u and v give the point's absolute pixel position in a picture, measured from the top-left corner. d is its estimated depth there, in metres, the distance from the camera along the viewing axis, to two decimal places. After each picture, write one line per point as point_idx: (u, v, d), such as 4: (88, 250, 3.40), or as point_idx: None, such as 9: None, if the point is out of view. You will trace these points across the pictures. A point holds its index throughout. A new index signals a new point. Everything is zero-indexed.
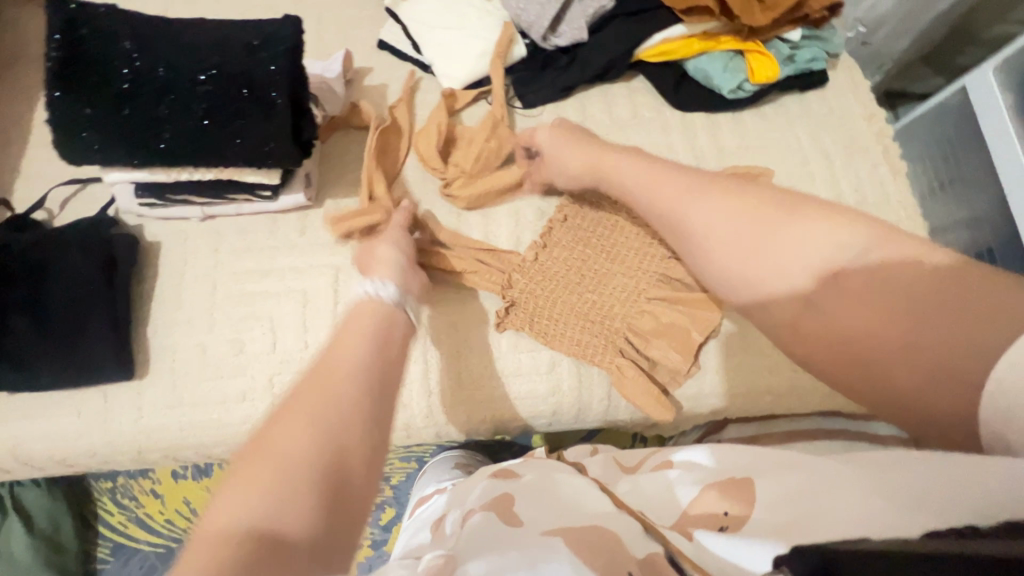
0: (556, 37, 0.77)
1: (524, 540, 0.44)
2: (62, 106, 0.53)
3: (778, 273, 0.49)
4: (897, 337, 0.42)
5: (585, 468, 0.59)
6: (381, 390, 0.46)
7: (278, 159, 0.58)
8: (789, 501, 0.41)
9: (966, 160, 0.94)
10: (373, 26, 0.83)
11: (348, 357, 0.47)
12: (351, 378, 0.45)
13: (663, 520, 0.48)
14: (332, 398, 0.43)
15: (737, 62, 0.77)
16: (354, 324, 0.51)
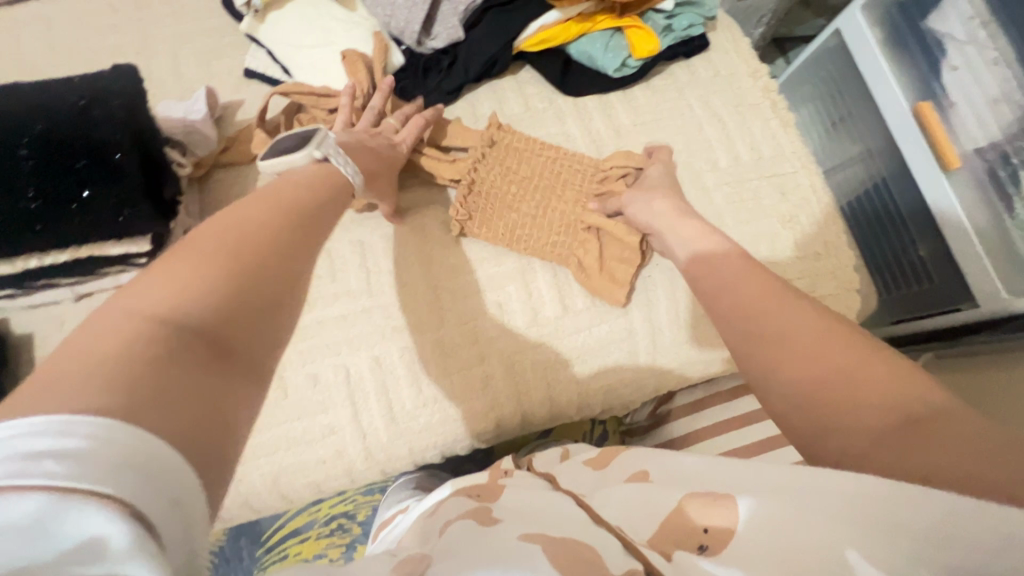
0: (431, 40, 0.74)
1: (495, 542, 0.41)
2: None
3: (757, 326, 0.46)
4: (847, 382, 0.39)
5: (556, 480, 0.57)
6: (301, 247, 0.43)
7: (136, 226, 0.53)
8: (773, 505, 0.37)
9: (850, 97, 0.98)
10: (236, 54, 0.77)
11: (270, 211, 0.44)
12: (272, 229, 0.42)
13: (640, 535, 0.43)
14: (247, 243, 0.39)
15: (617, 39, 0.76)
16: (283, 189, 0.48)
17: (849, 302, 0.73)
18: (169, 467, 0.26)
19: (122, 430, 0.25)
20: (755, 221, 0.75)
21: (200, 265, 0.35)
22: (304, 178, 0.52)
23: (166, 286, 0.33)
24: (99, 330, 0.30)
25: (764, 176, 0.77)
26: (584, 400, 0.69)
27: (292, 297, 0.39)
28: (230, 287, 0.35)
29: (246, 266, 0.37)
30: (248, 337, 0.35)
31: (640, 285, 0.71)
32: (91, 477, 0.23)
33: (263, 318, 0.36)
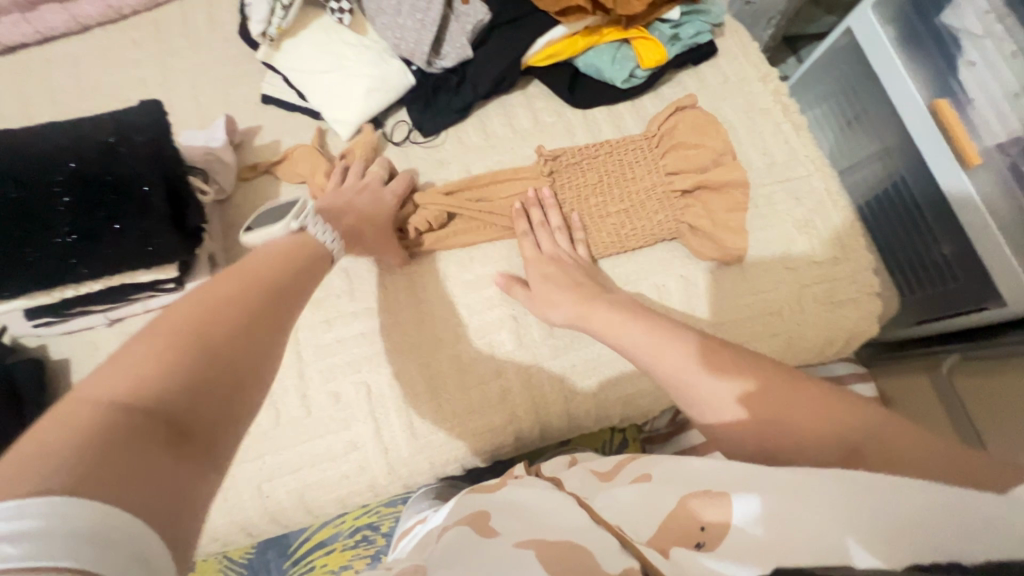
0: (440, 59, 0.75)
1: (498, 551, 0.42)
2: None
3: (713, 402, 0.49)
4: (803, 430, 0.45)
5: (562, 482, 0.58)
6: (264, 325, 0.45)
7: (165, 256, 0.55)
8: (777, 499, 0.37)
9: (865, 95, 0.96)
10: (253, 82, 0.79)
11: (237, 291, 0.46)
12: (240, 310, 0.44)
13: (640, 535, 0.44)
14: (212, 327, 0.41)
15: (624, 51, 0.76)
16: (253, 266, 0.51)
17: (868, 305, 0.72)
18: (132, 537, 0.28)
19: (75, 504, 0.27)
20: (769, 228, 0.74)
21: (162, 351, 0.37)
22: (277, 253, 0.55)
23: (127, 373, 0.35)
24: (65, 418, 0.32)
25: (776, 181, 0.76)
26: (602, 411, 0.70)
27: (257, 373, 0.42)
28: (193, 369, 0.37)
29: (209, 350, 0.40)
30: (210, 416, 0.37)
31: (655, 295, 0.71)
32: (53, 552, 0.26)
33: (223, 397, 0.38)
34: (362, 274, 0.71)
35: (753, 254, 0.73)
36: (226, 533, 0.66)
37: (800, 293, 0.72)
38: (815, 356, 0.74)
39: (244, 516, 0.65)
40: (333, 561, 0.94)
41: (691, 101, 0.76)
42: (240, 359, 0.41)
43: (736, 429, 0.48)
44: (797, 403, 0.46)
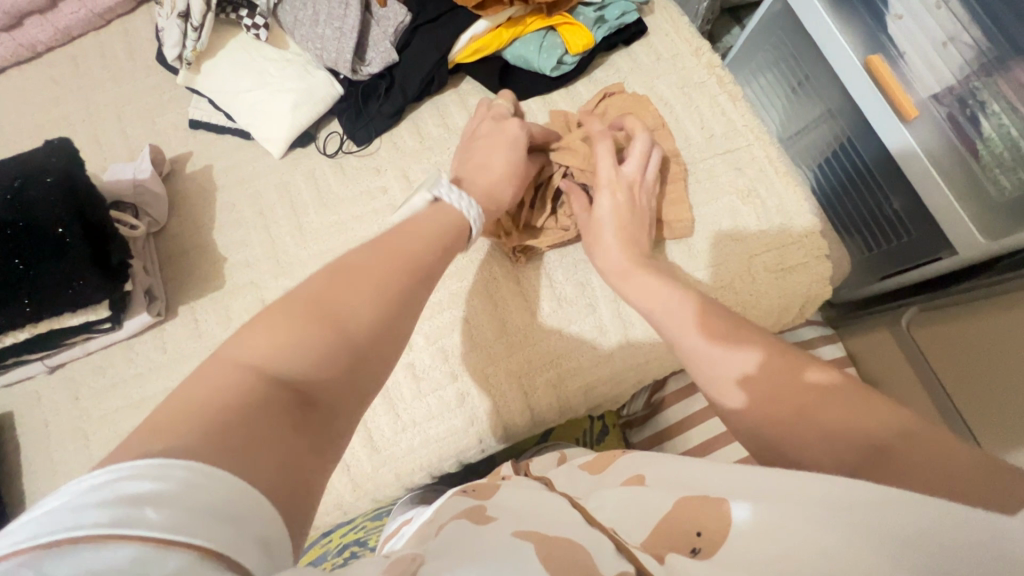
0: (365, 65, 0.74)
1: (494, 543, 0.41)
2: None
3: (718, 362, 0.51)
4: (826, 413, 0.43)
5: (553, 481, 0.56)
6: (404, 307, 0.44)
7: (90, 295, 0.55)
8: (767, 507, 0.37)
9: (805, 59, 0.96)
10: (179, 107, 0.77)
11: (379, 269, 0.45)
12: (383, 287, 0.44)
13: (635, 539, 0.42)
14: (363, 306, 0.42)
15: (551, 38, 0.75)
16: (406, 236, 0.50)
17: (819, 268, 0.72)
18: (250, 514, 0.27)
19: (206, 474, 0.27)
20: (712, 202, 0.74)
21: (302, 323, 0.38)
22: (438, 219, 0.55)
23: (269, 343, 0.37)
24: (206, 379, 0.33)
25: (717, 154, 0.76)
26: (564, 403, 0.69)
27: (380, 360, 0.41)
28: (338, 349, 0.38)
29: (340, 334, 0.39)
30: (346, 396, 0.38)
31: (604, 281, 0.70)
32: (182, 523, 0.24)
33: (360, 377, 0.39)
34: None
35: (699, 230, 0.73)
36: None
37: (750, 263, 0.72)
38: (774, 323, 0.74)
39: None
40: None
41: (618, 87, 0.76)
42: (365, 339, 0.40)
43: (744, 387, 0.49)
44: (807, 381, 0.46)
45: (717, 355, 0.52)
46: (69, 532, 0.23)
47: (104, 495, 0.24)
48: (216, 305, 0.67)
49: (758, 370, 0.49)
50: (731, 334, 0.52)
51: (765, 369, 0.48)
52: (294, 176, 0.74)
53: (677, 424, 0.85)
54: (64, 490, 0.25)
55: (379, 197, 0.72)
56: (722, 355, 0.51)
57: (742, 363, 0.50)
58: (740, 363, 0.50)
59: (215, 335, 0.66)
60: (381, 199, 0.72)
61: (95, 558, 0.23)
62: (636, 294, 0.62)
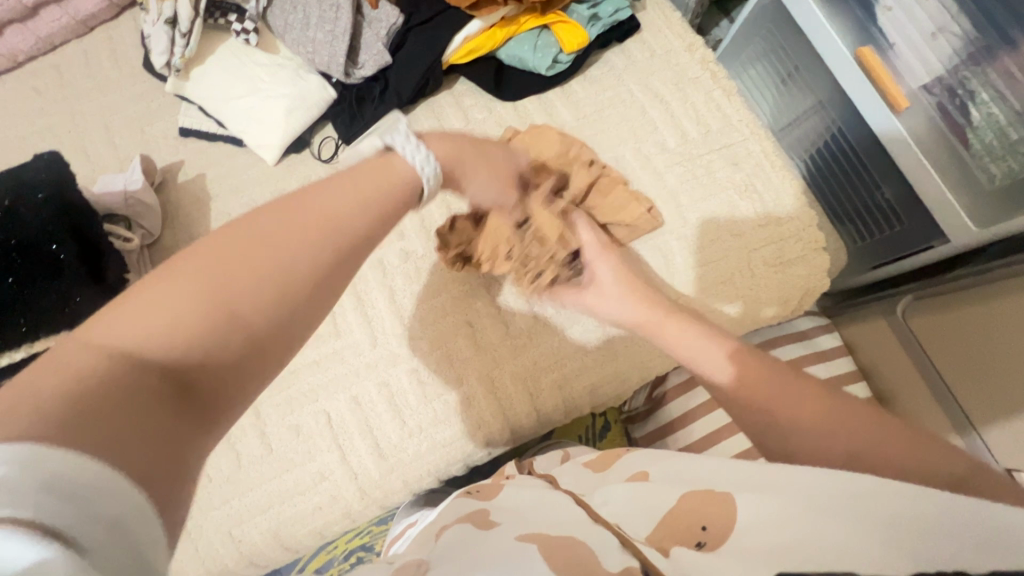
0: (358, 69, 0.73)
1: (501, 544, 0.41)
2: None
3: (751, 386, 0.50)
4: (877, 447, 0.42)
5: (556, 479, 0.56)
6: (335, 262, 0.38)
7: (87, 313, 0.54)
8: (770, 502, 0.37)
9: (795, 50, 0.96)
10: (168, 115, 0.76)
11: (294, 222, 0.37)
12: (310, 237, 0.37)
13: (638, 532, 0.41)
14: (266, 268, 0.35)
15: (545, 37, 0.75)
16: (357, 177, 0.42)
17: (817, 261, 0.73)
18: (105, 499, 0.25)
19: (44, 456, 0.24)
20: (710, 197, 0.74)
21: (194, 283, 0.33)
22: (383, 167, 0.45)
23: (146, 309, 0.31)
24: (65, 350, 0.29)
25: (714, 149, 0.76)
26: (569, 404, 0.69)
27: (291, 329, 0.35)
28: (228, 318, 0.33)
29: (234, 297, 0.33)
30: (236, 373, 0.33)
31: None
32: (13, 503, 0.23)
33: (261, 348, 0.34)
34: None
35: (697, 226, 0.73)
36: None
37: (749, 257, 0.72)
38: (775, 317, 0.74)
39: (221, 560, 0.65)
40: None
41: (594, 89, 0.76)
42: (274, 300, 0.34)
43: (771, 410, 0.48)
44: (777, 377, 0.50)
45: (704, 360, 0.55)
46: None
47: None
48: None
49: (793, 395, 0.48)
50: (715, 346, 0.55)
51: (752, 384, 0.50)
52: (289, 183, 0.73)
53: (680, 419, 0.85)
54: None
55: None
56: (747, 375, 0.51)
57: (770, 385, 0.49)
58: (772, 390, 0.49)
59: None
60: None
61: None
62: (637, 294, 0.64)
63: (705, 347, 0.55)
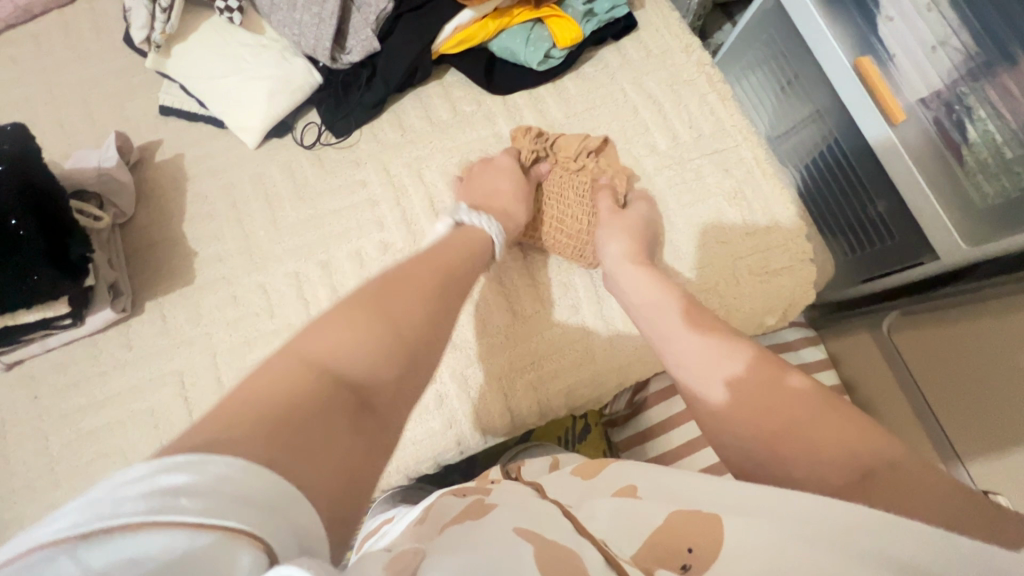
0: (346, 54, 0.71)
1: (493, 542, 0.39)
2: None
3: (704, 373, 0.51)
4: (807, 435, 0.43)
5: (545, 488, 0.54)
6: (444, 312, 0.48)
7: (46, 291, 0.53)
8: (758, 526, 0.36)
9: (795, 58, 0.94)
10: (148, 93, 0.74)
11: (417, 283, 0.48)
12: (425, 295, 0.47)
13: (623, 551, 0.40)
14: (409, 314, 0.45)
15: (538, 31, 0.74)
16: (443, 245, 0.56)
17: (804, 272, 0.72)
18: (298, 504, 0.29)
19: (260, 466, 0.28)
20: (698, 202, 0.73)
21: (352, 327, 0.41)
22: (462, 234, 0.60)
23: (326, 339, 0.40)
24: (270, 374, 0.35)
25: (705, 153, 0.75)
26: (546, 406, 0.67)
27: (428, 365, 0.44)
28: (385, 351, 0.41)
29: (389, 336, 0.42)
30: (394, 400, 0.40)
31: (588, 283, 0.70)
32: (221, 509, 0.25)
33: (410, 379, 0.42)
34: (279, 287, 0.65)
35: (685, 232, 0.72)
36: None
37: (735, 265, 0.71)
38: (758, 327, 0.73)
39: None
40: None
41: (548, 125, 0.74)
42: (410, 339, 0.43)
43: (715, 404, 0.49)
44: (788, 399, 0.46)
45: (701, 374, 0.51)
46: (106, 519, 0.23)
47: (147, 481, 0.25)
48: (184, 300, 0.65)
49: (740, 380, 0.49)
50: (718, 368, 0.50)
51: (708, 371, 0.51)
52: (269, 168, 0.71)
53: (660, 424, 0.84)
54: (101, 484, 0.25)
55: (358, 190, 0.70)
56: (697, 359, 0.52)
57: (721, 369, 0.50)
58: (721, 375, 0.50)
59: (186, 332, 0.64)
60: (361, 193, 0.70)
61: (137, 547, 0.23)
62: (624, 298, 0.62)
63: (665, 333, 0.56)
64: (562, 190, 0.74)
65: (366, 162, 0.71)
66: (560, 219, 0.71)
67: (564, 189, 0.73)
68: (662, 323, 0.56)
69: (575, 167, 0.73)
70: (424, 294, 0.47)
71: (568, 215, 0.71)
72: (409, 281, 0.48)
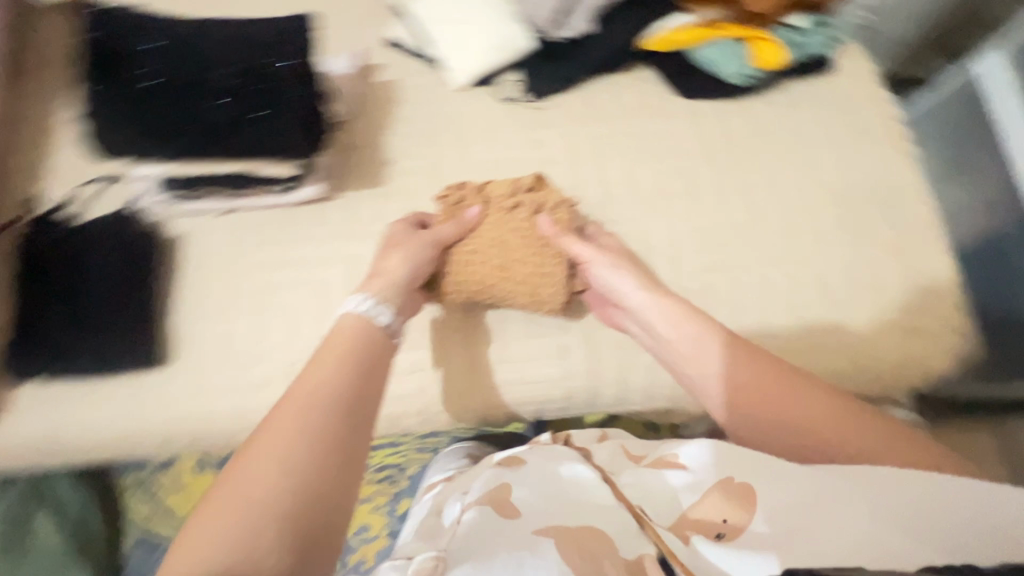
0: (563, 30, 0.78)
1: (523, 538, 0.45)
2: (116, 104, 0.63)
3: (739, 396, 0.53)
4: (832, 432, 0.49)
5: (591, 455, 0.57)
6: (347, 447, 0.45)
7: (291, 150, 0.66)
8: (782, 497, 0.42)
9: (973, 142, 0.93)
10: (381, 24, 0.84)
11: (292, 422, 0.44)
12: (276, 450, 0.42)
13: (662, 519, 0.46)
14: (291, 467, 0.42)
15: (743, 49, 0.77)
16: (324, 355, 0.51)
17: (948, 340, 0.70)
18: None
19: None
20: (855, 245, 0.74)
21: (226, 515, 0.39)
22: (340, 336, 0.53)
23: (207, 538, 0.38)
24: None
25: (872, 202, 0.76)
26: (657, 390, 0.70)
27: (337, 503, 0.42)
28: (276, 514, 0.40)
29: (277, 499, 0.40)
30: (302, 556, 0.39)
31: (730, 288, 0.71)
32: None
33: (314, 530, 0.40)
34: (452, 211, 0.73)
35: (836, 268, 0.73)
36: None
37: (879, 314, 0.71)
38: (886, 383, 0.72)
39: None
40: None
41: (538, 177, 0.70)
42: (283, 503, 0.40)
43: (735, 416, 0.53)
44: (793, 398, 0.51)
45: (764, 395, 0.53)
46: None
47: None
48: (374, 199, 0.73)
49: (763, 402, 0.52)
50: (739, 370, 0.54)
51: (733, 386, 0.54)
52: (467, 109, 0.79)
53: None
54: None
55: (540, 148, 0.76)
56: (699, 370, 0.56)
57: (738, 376, 0.54)
58: (751, 400, 0.53)
59: (367, 225, 0.72)
60: (541, 152, 0.76)
61: None
62: (650, 331, 0.61)
63: (672, 344, 0.59)
64: (503, 233, 0.67)
65: (552, 127, 0.78)
66: (505, 267, 0.66)
67: (503, 235, 0.67)
68: (667, 333, 0.60)
69: (511, 208, 0.68)
70: (312, 433, 0.44)
71: (531, 264, 0.66)
72: (281, 428, 0.44)
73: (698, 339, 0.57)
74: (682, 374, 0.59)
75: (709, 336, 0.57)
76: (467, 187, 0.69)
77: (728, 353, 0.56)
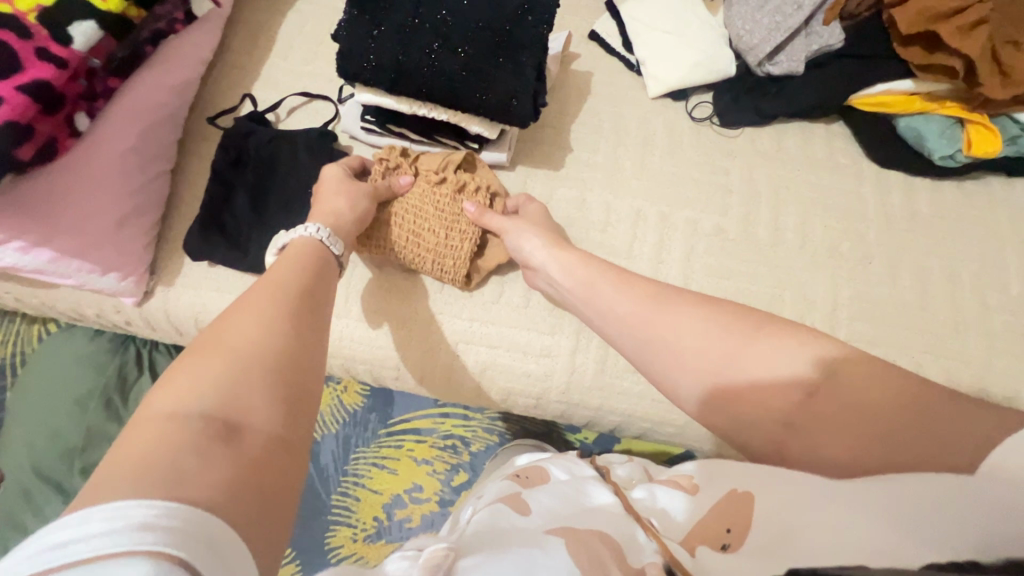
0: (771, 65, 0.77)
1: (531, 534, 0.44)
2: (358, 24, 0.61)
3: (727, 399, 0.47)
4: (839, 399, 0.43)
5: (612, 470, 0.59)
6: (306, 318, 0.46)
7: (515, 115, 0.62)
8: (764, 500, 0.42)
9: None
10: (590, 16, 0.85)
11: (253, 303, 0.44)
12: (255, 321, 0.43)
13: (674, 535, 0.45)
14: (261, 331, 0.42)
15: (956, 130, 0.75)
16: (281, 267, 0.51)
17: None
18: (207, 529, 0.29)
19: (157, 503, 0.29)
20: None
21: (202, 365, 0.38)
22: (292, 255, 0.54)
23: (186, 385, 0.37)
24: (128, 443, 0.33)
25: None
26: None
27: (307, 364, 0.43)
28: (252, 368, 0.39)
29: (248, 353, 0.40)
30: (287, 400, 0.39)
31: None
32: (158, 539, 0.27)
33: (293, 382, 0.40)
34: (618, 212, 0.73)
35: (999, 376, 0.68)
36: (406, 369, 0.71)
37: None
38: None
39: (431, 362, 0.70)
40: (420, 451, 0.94)
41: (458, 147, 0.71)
42: (269, 359, 0.40)
43: (710, 411, 0.48)
44: (776, 376, 0.45)
45: (691, 346, 0.49)
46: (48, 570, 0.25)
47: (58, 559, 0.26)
48: (547, 181, 0.75)
49: (755, 388, 0.46)
50: (708, 346, 0.48)
51: (716, 383, 0.47)
52: (654, 118, 0.79)
53: None
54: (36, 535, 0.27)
55: (718, 175, 0.76)
56: (673, 361, 0.49)
57: (719, 368, 0.47)
58: (740, 403, 0.47)
59: None
60: (719, 179, 0.75)
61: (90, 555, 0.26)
62: (606, 309, 0.55)
63: (656, 343, 0.51)
64: (422, 203, 0.69)
65: (735, 158, 0.77)
66: (418, 232, 0.68)
67: (421, 204, 0.69)
68: (638, 322, 0.52)
69: (438, 182, 0.70)
70: (277, 311, 0.44)
71: (438, 237, 0.68)
72: (245, 308, 0.44)
73: (628, 299, 0.54)
74: (653, 370, 0.51)
75: (614, 288, 0.56)
76: (404, 154, 0.71)
77: (705, 329, 0.49)
